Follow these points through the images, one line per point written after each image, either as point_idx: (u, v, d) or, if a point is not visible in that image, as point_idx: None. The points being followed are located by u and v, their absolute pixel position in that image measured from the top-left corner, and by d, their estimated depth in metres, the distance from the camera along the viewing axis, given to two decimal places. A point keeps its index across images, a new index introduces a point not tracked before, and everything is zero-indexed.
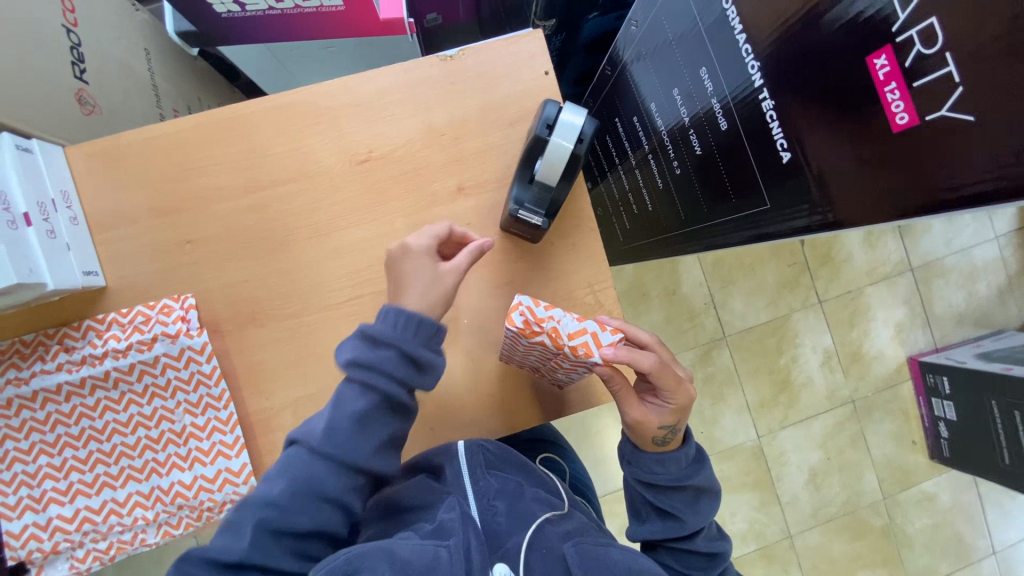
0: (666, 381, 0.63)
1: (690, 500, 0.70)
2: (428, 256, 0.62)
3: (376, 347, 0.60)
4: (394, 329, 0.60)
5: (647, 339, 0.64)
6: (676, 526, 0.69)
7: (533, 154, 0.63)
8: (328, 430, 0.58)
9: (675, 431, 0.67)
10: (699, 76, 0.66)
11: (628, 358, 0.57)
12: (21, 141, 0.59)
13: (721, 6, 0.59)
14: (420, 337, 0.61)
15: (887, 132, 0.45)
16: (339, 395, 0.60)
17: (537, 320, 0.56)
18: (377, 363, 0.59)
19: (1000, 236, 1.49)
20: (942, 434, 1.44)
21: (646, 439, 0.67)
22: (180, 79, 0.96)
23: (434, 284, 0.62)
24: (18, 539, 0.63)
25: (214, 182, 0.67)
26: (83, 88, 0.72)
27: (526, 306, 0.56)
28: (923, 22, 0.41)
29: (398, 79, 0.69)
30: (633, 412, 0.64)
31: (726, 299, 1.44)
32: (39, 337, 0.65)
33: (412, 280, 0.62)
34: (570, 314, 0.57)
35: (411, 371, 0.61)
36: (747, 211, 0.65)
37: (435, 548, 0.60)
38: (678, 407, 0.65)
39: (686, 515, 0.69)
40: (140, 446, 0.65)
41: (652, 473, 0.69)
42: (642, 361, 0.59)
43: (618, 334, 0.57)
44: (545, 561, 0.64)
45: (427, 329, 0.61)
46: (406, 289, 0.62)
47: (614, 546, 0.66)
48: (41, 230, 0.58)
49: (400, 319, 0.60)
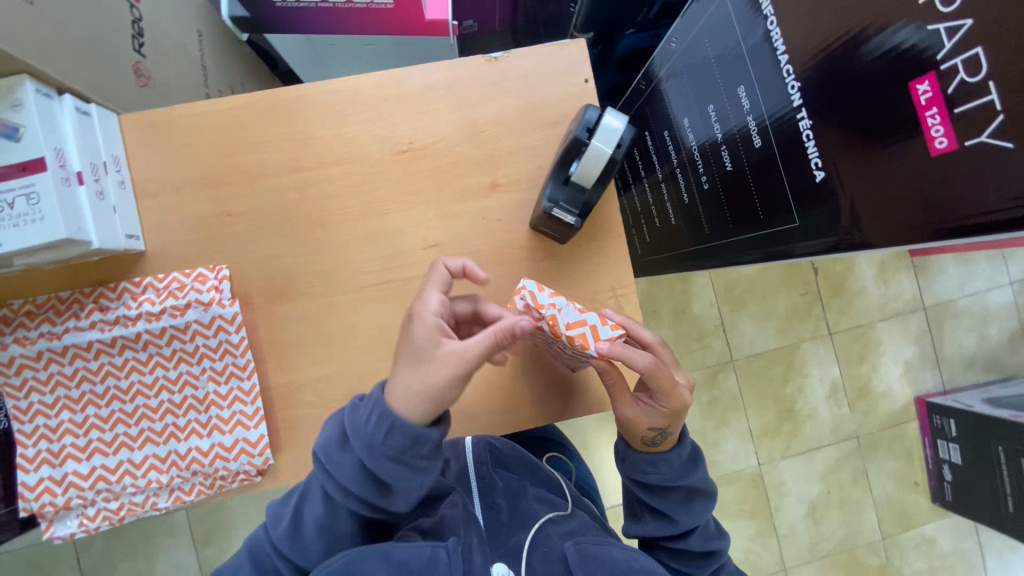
0: (660, 385, 0.61)
1: (682, 500, 0.70)
2: (436, 330, 0.55)
3: (342, 451, 0.57)
4: (367, 430, 0.55)
5: (650, 338, 0.63)
6: (668, 525, 0.70)
7: (569, 156, 0.64)
8: (292, 527, 0.61)
9: (667, 433, 0.67)
10: (737, 94, 0.68)
11: (625, 356, 0.57)
12: (81, 104, 0.62)
13: (765, 27, 0.61)
14: (388, 447, 0.55)
15: (925, 155, 0.46)
16: (309, 492, 0.61)
17: (537, 305, 0.57)
18: (337, 472, 0.57)
19: (1014, 282, 1.49)
20: (945, 477, 1.42)
21: (638, 439, 0.67)
22: (227, 62, 0.99)
23: (423, 372, 0.54)
24: (31, 492, 0.64)
25: (258, 160, 0.70)
26: (140, 61, 0.74)
27: (528, 290, 0.58)
28: (969, 52, 0.42)
29: (443, 76, 0.71)
30: (625, 412, 0.64)
31: (736, 322, 1.45)
32: (76, 295, 0.67)
33: (406, 356, 0.55)
34: (572, 304, 0.58)
35: (369, 491, 0.57)
36: (773, 229, 0.67)
37: (433, 547, 0.60)
38: (672, 412, 0.64)
39: (679, 515, 0.70)
40: (161, 410, 0.67)
41: (643, 474, 0.69)
42: (638, 363, 0.59)
43: (617, 330, 0.57)
44: (546, 560, 0.66)
45: (397, 438, 0.54)
46: (400, 362, 0.56)
47: (615, 546, 0.67)
48: (92, 189, 0.60)
49: (373, 419, 0.54)
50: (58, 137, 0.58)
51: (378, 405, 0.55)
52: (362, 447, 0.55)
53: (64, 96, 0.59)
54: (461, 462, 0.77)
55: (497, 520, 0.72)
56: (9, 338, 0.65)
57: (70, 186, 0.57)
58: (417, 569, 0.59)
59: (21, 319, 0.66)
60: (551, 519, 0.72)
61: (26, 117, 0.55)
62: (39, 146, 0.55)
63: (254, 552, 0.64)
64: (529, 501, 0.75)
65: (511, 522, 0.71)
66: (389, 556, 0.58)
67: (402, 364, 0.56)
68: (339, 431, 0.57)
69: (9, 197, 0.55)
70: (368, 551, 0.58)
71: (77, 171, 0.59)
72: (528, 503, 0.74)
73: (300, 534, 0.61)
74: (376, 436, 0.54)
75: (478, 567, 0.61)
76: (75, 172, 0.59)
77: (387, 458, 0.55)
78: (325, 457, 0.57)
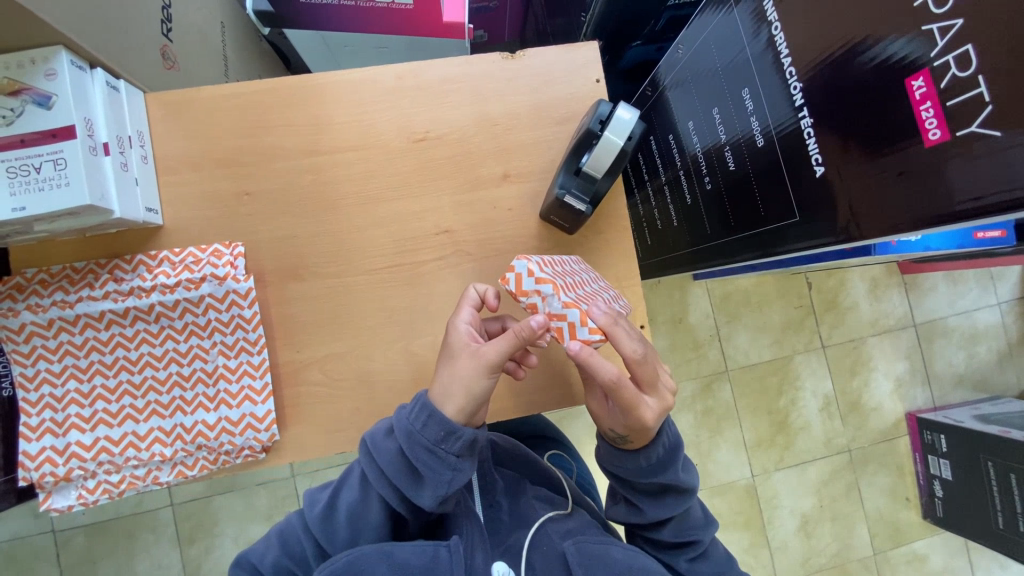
0: (620, 399, 0.57)
1: (654, 492, 0.69)
2: (466, 333, 0.58)
3: (385, 441, 0.59)
4: (408, 420, 0.58)
5: (635, 350, 0.55)
6: (636, 515, 0.70)
7: (581, 148, 0.67)
8: (325, 516, 0.61)
9: (629, 441, 0.64)
10: (741, 97, 0.71)
11: (587, 361, 0.54)
12: (111, 80, 0.64)
13: (768, 32, 0.64)
14: (425, 436, 0.57)
15: (920, 146, 0.48)
16: (348, 478, 0.63)
17: (522, 291, 0.58)
18: (377, 457, 0.59)
19: (1002, 302, 1.53)
20: (936, 493, 1.43)
21: (605, 435, 0.66)
22: (246, 55, 1.02)
23: (455, 371, 0.56)
24: (32, 461, 0.64)
25: (278, 141, 0.72)
26: (167, 45, 0.76)
27: (520, 271, 0.59)
28: (960, 48, 0.44)
29: (461, 70, 0.74)
30: (592, 404, 0.65)
31: (732, 333, 1.47)
32: (91, 266, 0.68)
33: (443, 362, 0.58)
34: (562, 293, 0.56)
35: (402, 481, 0.58)
36: (774, 224, 0.69)
37: (434, 546, 0.58)
38: (630, 426, 0.60)
39: (646, 506, 0.69)
40: (169, 382, 0.68)
41: (615, 465, 0.67)
42: (599, 372, 0.55)
43: (596, 334, 0.55)
44: (547, 561, 0.64)
45: (435, 429, 0.56)
46: (438, 369, 0.59)
47: (615, 545, 0.65)
48: (117, 161, 0.62)
49: (414, 409, 0.57)
50: (87, 108, 0.59)
51: (419, 397, 0.58)
52: (402, 437, 0.57)
53: (96, 71, 0.61)
54: None
55: (497, 519, 0.70)
56: (21, 306, 0.65)
57: (97, 155, 0.59)
58: (418, 568, 0.57)
59: (34, 287, 0.67)
60: (553, 518, 0.70)
61: (59, 86, 0.57)
62: (69, 114, 0.57)
63: (284, 542, 0.63)
64: (529, 501, 0.73)
65: (511, 522, 0.70)
66: (391, 555, 0.57)
67: (440, 370, 0.58)
68: (387, 423, 0.60)
69: (36, 162, 0.56)
70: (371, 550, 0.56)
71: (104, 142, 0.61)
72: (528, 502, 0.73)
73: (332, 528, 0.61)
74: (415, 426, 0.57)
75: (479, 566, 0.61)
76: (102, 142, 0.60)
77: (423, 449, 0.57)
78: (371, 445, 0.60)
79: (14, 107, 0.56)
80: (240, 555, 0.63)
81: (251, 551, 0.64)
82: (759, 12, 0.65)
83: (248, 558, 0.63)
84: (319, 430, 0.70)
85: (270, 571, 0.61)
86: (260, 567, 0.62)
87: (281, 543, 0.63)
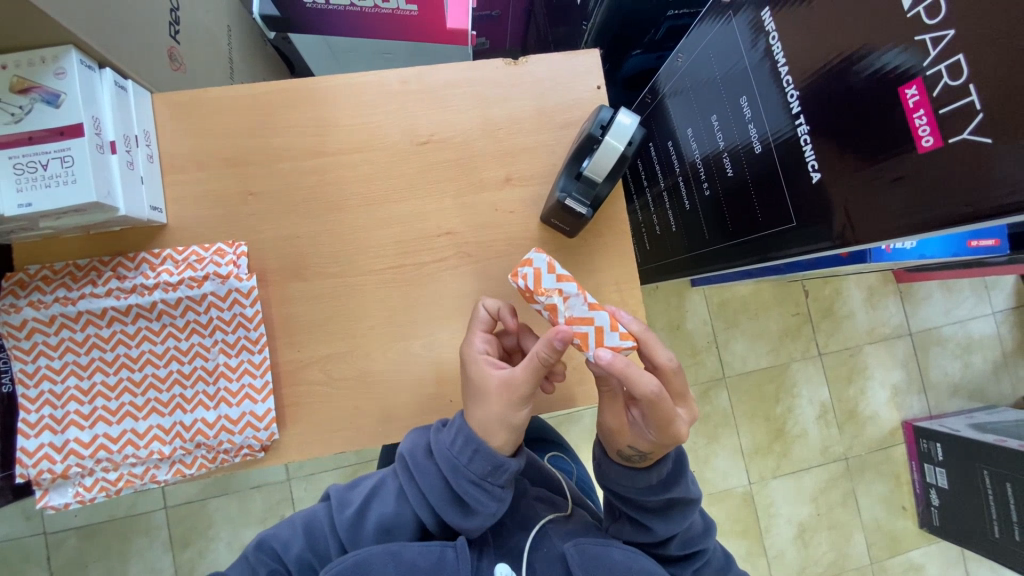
0: (656, 416, 0.55)
1: (662, 509, 0.66)
2: (486, 364, 0.58)
3: (425, 462, 0.60)
4: (451, 450, 0.58)
5: (665, 360, 0.57)
6: (645, 534, 0.67)
7: (583, 153, 0.68)
8: (355, 519, 0.60)
9: (647, 459, 0.61)
10: (739, 104, 0.72)
11: (622, 371, 0.53)
12: (119, 80, 0.65)
13: (766, 42, 0.65)
14: (470, 469, 0.57)
15: (914, 153, 0.50)
16: (381, 488, 0.63)
17: (540, 289, 0.59)
18: (421, 479, 0.60)
19: (997, 312, 1.54)
20: (932, 502, 1.43)
21: (614, 452, 0.63)
22: (251, 59, 1.03)
23: (485, 408, 0.57)
24: (30, 457, 0.64)
25: (283, 143, 0.73)
26: (175, 47, 0.77)
27: (537, 269, 0.60)
28: (951, 58, 0.46)
29: (465, 75, 0.75)
30: (603, 418, 0.60)
31: (730, 339, 1.47)
32: (94, 263, 0.68)
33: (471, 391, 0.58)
34: (585, 297, 0.59)
35: (443, 505, 0.59)
36: (770, 229, 0.70)
37: (441, 546, 0.58)
38: (658, 443, 0.58)
39: (656, 525, 0.66)
40: (170, 380, 0.68)
41: (621, 485, 0.65)
42: (637, 382, 0.53)
43: (625, 340, 0.57)
44: (548, 561, 0.63)
45: (481, 464, 0.57)
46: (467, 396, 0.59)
47: (616, 545, 0.63)
48: (123, 159, 0.63)
49: (459, 443, 0.57)
50: (96, 107, 0.60)
51: (456, 420, 0.59)
52: (444, 462, 0.58)
53: (105, 71, 0.62)
54: None
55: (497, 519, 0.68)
56: (23, 301, 0.65)
57: (103, 153, 0.60)
58: (424, 569, 0.57)
59: (36, 284, 0.67)
60: (553, 520, 0.67)
61: (68, 84, 0.58)
62: (77, 112, 0.58)
63: (311, 534, 0.61)
64: (529, 501, 0.71)
65: (511, 522, 0.68)
66: (398, 556, 0.56)
67: (469, 398, 0.59)
68: (426, 443, 0.61)
69: (43, 159, 0.57)
70: (379, 550, 0.56)
71: (111, 140, 0.61)
72: (528, 502, 0.71)
73: (362, 533, 0.60)
74: (457, 453, 0.57)
75: (485, 568, 0.62)
76: (109, 141, 0.61)
77: (464, 476, 0.58)
78: (410, 464, 0.60)
79: (23, 105, 0.57)
80: (260, 538, 0.60)
81: (274, 534, 0.61)
82: (757, 22, 0.66)
83: (269, 542, 0.60)
84: (318, 429, 0.70)
85: (294, 564, 0.59)
86: (284, 557, 0.59)
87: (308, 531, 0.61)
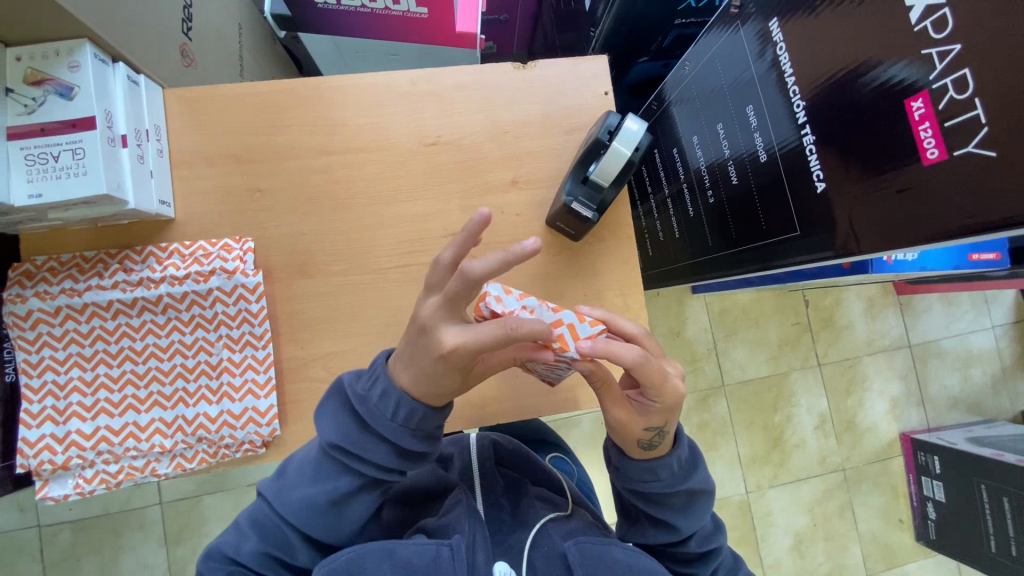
0: (650, 377, 0.53)
1: (683, 504, 0.64)
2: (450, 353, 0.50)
3: (367, 439, 0.57)
4: (393, 417, 0.56)
5: (634, 331, 0.56)
6: (669, 533, 0.65)
7: (589, 157, 0.69)
8: (301, 505, 0.59)
9: (665, 435, 0.60)
10: (746, 113, 0.73)
11: (606, 351, 0.50)
12: (132, 75, 0.65)
13: (773, 52, 0.66)
14: (417, 428, 0.57)
15: (919, 165, 0.50)
16: (319, 467, 0.59)
17: (506, 312, 0.52)
18: (367, 454, 0.57)
19: (996, 326, 1.54)
20: (929, 514, 1.42)
21: (632, 444, 0.60)
22: (260, 57, 1.04)
23: (430, 385, 0.53)
24: (31, 448, 0.64)
25: (291, 141, 0.73)
26: (187, 43, 0.78)
27: (495, 296, 0.53)
28: (958, 72, 0.46)
29: (474, 78, 0.76)
30: (612, 412, 0.58)
31: (729, 347, 1.48)
32: (101, 255, 0.68)
33: (445, 366, 0.50)
34: (545, 304, 0.54)
35: (404, 467, 0.59)
36: (773, 239, 0.71)
37: (437, 544, 0.56)
38: (666, 408, 0.56)
39: (679, 521, 0.64)
40: (173, 373, 0.68)
41: (641, 482, 0.63)
42: (623, 354, 0.50)
43: (596, 326, 0.53)
44: (548, 560, 0.61)
45: (429, 424, 0.57)
46: (420, 371, 0.53)
47: (616, 544, 0.61)
48: (134, 153, 0.63)
49: (400, 410, 0.55)
50: (108, 101, 0.61)
51: (392, 392, 0.55)
52: (389, 430, 0.56)
53: (118, 66, 0.63)
54: (466, 459, 0.75)
55: (499, 518, 0.68)
56: (29, 292, 0.66)
57: (114, 146, 0.60)
58: (420, 569, 0.55)
59: (43, 275, 0.67)
60: (553, 518, 0.67)
61: (82, 78, 0.58)
62: (90, 106, 0.58)
63: (262, 528, 0.61)
64: (529, 501, 0.70)
65: (513, 521, 0.67)
66: (394, 555, 0.55)
67: (429, 376, 0.52)
68: (354, 418, 0.57)
69: (54, 150, 0.57)
70: (374, 547, 0.55)
71: (122, 134, 0.62)
72: (528, 502, 0.70)
73: (306, 515, 0.59)
74: (407, 420, 0.56)
75: (481, 566, 0.58)
76: (120, 134, 0.62)
77: (419, 436, 0.57)
78: (349, 446, 0.57)
79: (36, 96, 0.57)
80: (212, 547, 0.62)
81: (222, 543, 0.62)
82: (764, 33, 0.67)
83: (219, 550, 0.62)
84: None
85: (251, 558, 0.60)
86: (238, 556, 0.60)
87: (253, 521, 0.62)
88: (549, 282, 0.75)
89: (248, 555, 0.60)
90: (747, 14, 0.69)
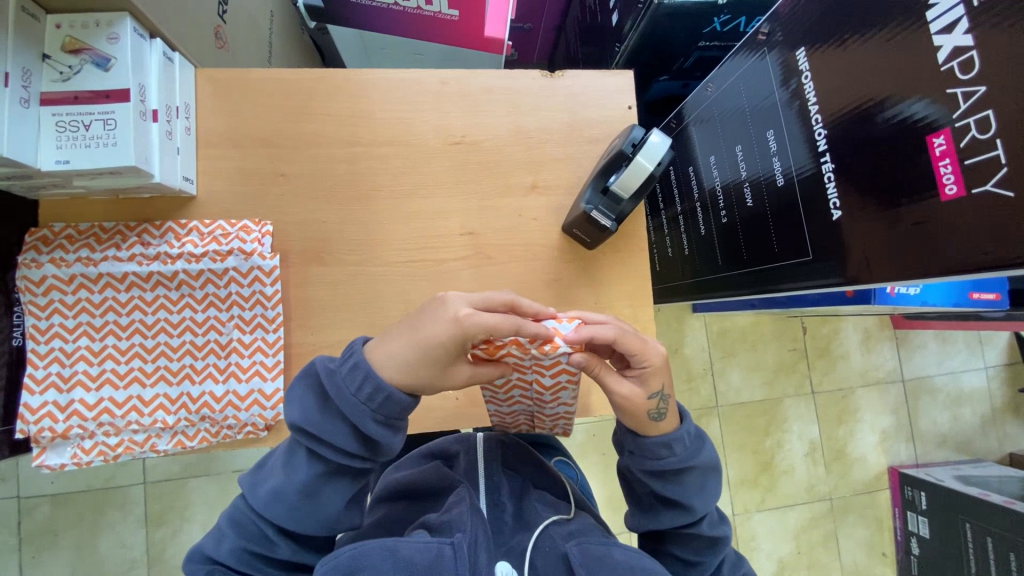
0: (632, 350, 0.57)
1: (698, 484, 0.64)
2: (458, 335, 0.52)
3: (326, 419, 0.57)
4: (355, 395, 0.56)
5: (605, 317, 0.58)
6: (684, 514, 0.64)
7: (611, 168, 0.70)
8: (274, 494, 0.59)
9: (669, 400, 0.61)
10: (765, 137, 0.74)
11: (589, 334, 0.53)
12: (168, 52, 0.66)
13: (798, 80, 0.67)
14: (379, 413, 0.57)
15: (936, 200, 0.51)
16: (291, 458, 0.60)
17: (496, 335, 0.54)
18: (327, 438, 0.57)
19: (989, 366, 1.56)
20: (912, 550, 1.43)
21: (642, 419, 0.61)
22: (287, 45, 1.05)
23: (415, 367, 0.54)
24: (32, 414, 0.64)
25: (318, 130, 0.74)
26: (221, 26, 0.79)
27: None
28: (980, 113, 0.47)
29: (502, 82, 0.77)
30: (617, 390, 0.58)
31: (725, 368, 1.49)
32: (120, 227, 0.69)
33: (447, 338, 0.52)
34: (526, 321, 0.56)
35: (362, 453, 0.58)
36: (785, 261, 0.72)
37: (439, 542, 0.56)
38: (653, 374, 0.59)
39: (695, 500, 0.64)
40: (181, 350, 0.68)
41: (658, 459, 0.62)
42: (603, 335, 0.54)
43: (573, 320, 0.55)
44: (550, 561, 0.61)
45: (391, 412, 0.57)
46: (416, 348, 0.54)
47: (617, 545, 0.60)
48: (163, 129, 0.64)
49: (364, 390, 0.55)
50: (143, 75, 0.61)
51: (362, 366, 0.56)
52: (348, 406, 0.56)
53: (155, 41, 0.63)
54: (472, 456, 0.75)
55: (500, 519, 0.68)
56: (45, 258, 0.66)
57: (145, 120, 0.60)
58: (421, 568, 0.54)
59: (60, 242, 0.67)
60: (554, 521, 0.66)
61: (119, 50, 0.59)
62: (125, 78, 0.59)
63: (239, 526, 0.61)
64: (531, 504, 0.71)
65: (515, 523, 0.67)
66: (396, 551, 0.55)
67: (425, 355, 0.54)
68: (318, 397, 0.58)
69: (86, 119, 0.57)
70: (377, 544, 0.55)
71: (154, 109, 0.62)
72: (529, 505, 0.71)
73: (282, 507, 0.59)
74: (370, 398, 0.56)
75: (484, 567, 0.57)
76: (152, 109, 0.62)
77: (379, 420, 0.57)
78: (308, 428, 0.57)
79: (72, 65, 0.58)
80: (193, 546, 0.62)
81: (203, 544, 0.62)
82: (790, 62, 0.68)
83: (200, 550, 0.62)
84: None
85: (228, 558, 0.59)
86: (215, 555, 0.60)
87: (234, 520, 0.61)
88: (561, 287, 0.76)
89: (224, 558, 0.60)
90: (774, 42, 0.71)
